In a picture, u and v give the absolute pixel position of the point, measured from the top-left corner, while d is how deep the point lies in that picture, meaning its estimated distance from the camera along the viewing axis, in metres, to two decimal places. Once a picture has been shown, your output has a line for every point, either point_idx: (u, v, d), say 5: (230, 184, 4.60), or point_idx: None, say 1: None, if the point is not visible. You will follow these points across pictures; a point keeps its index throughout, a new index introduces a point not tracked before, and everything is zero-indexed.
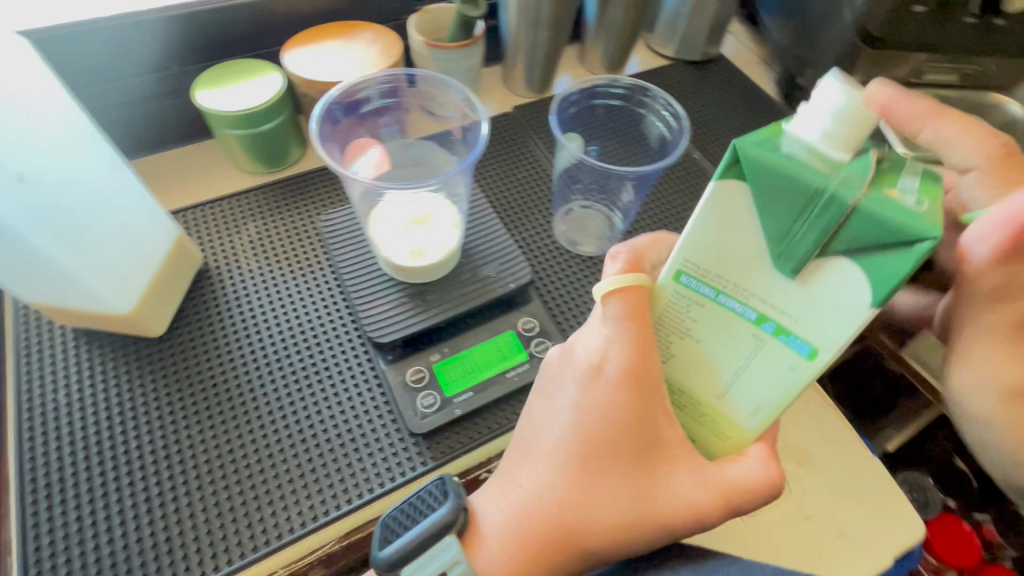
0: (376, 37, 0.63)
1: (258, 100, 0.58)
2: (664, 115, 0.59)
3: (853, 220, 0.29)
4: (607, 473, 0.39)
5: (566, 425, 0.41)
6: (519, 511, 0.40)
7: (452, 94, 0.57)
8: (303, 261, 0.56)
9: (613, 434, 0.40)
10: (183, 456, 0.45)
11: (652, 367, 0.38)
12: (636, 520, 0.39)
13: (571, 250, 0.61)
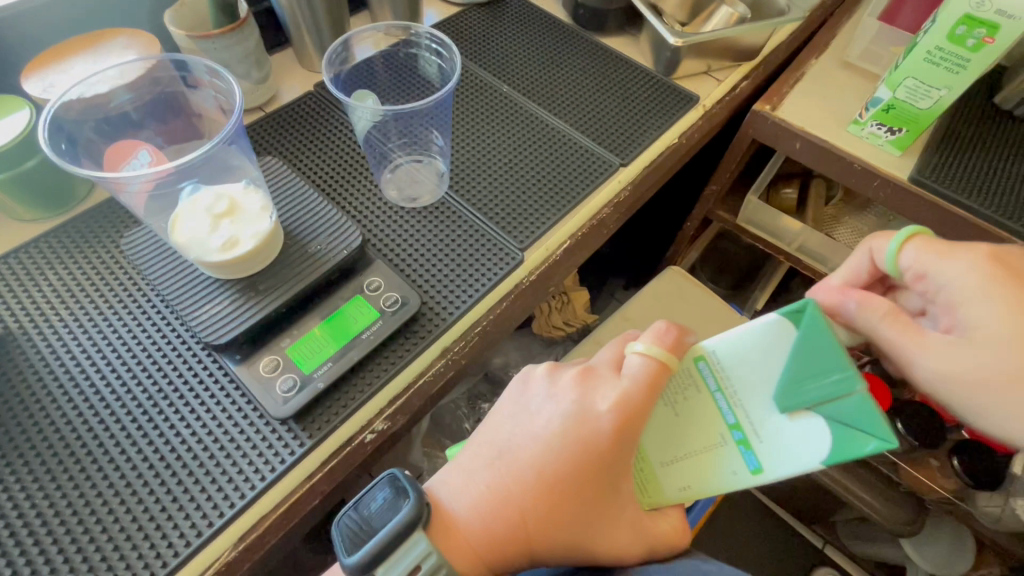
0: (129, 40, 0.58)
1: (8, 137, 0.52)
2: (433, 47, 0.62)
3: (845, 401, 0.34)
4: (569, 508, 0.43)
5: (547, 442, 0.44)
6: (492, 493, 0.44)
7: (194, 68, 0.54)
8: (122, 291, 0.52)
9: (585, 477, 0.43)
10: (32, 529, 0.42)
11: (640, 424, 0.43)
12: (567, 550, 0.43)
13: (408, 206, 0.62)
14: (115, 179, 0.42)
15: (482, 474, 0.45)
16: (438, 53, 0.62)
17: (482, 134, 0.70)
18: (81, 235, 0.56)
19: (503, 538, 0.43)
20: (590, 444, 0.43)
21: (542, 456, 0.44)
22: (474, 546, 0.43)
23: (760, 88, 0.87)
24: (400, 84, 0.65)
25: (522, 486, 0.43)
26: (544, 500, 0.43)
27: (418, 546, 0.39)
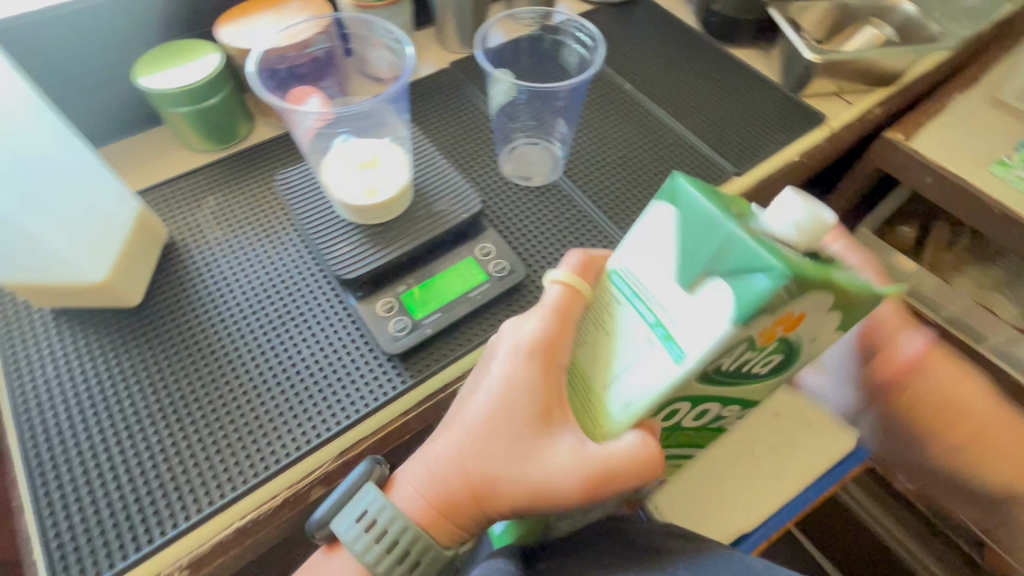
0: (305, 5, 0.65)
1: (200, 77, 0.60)
2: (579, 36, 0.65)
3: (733, 246, 0.30)
4: (494, 430, 0.41)
5: (483, 386, 0.43)
6: (431, 454, 0.43)
7: (375, 30, 0.62)
8: (269, 222, 0.59)
9: (508, 433, 0.40)
10: (175, 408, 0.48)
11: (561, 347, 0.41)
12: (509, 482, 0.40)
13: (522, 184, 0.65)
14: (291, 109, 0.48)
15: (428, 462, 0.43)
16: (583, 43, 0.65)
17: (601, 129, 0.71)
18: (238, 170, 0.64)
19: (455, 488, 0.41)
20: (518, 408, 0.40)
21: (481, 398, 0.42)
22: (422, 501, 0.42)
23: (893, 116, 0.83)
24: (539, 68, 0.68)
25: (454, 477, 0.41)
26: (470, 479, 0.41)
27: (368, 495, 0.43)
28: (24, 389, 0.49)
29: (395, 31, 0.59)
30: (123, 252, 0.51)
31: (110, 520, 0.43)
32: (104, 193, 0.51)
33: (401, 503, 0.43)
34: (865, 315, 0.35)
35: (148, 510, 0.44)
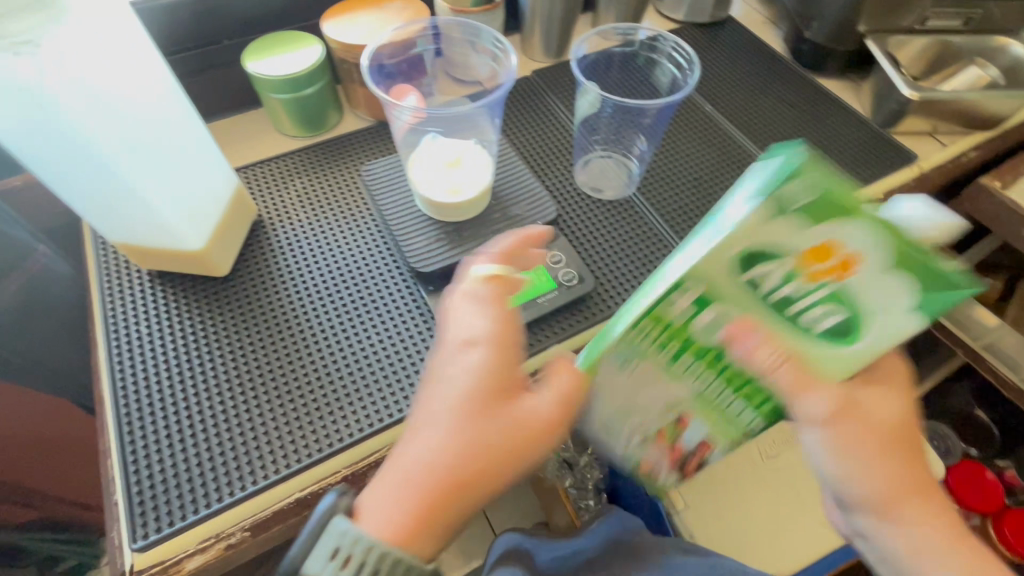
0: (405, 5, 0.68)
1: (302, 66, 0.63)
2: (675, 57, 0.65)
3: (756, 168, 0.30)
4: (466, 418, 0.38)
5: (449, 389, 0.38)
6: (405, 468, 0.37)
7: (475, 37, 0.64)
8: (350, 210, 0.61)
9: (466, 415, 0.38)
10: (252, 375, 0.51)
11: (514, 333, 0.40)
12: (489, 461, 0.37)
13: (594, 196, 0.65)
14: (393, 103, 0.51)
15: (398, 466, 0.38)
16: (677, 64, 0.65)
17: (679, 148, 0.71)
18: (325, 157, 0.67)
19: (440, 489, 0.37)
20: (460, 389, 0.38)
21: (445, 401, 0.38)
22: (407, 517, 0.36)
23: (988, 162, 0.79)
24: (629, 84, 0.69)
25: (420, 473, 0.37)
26: (433, 468, 0.37)
27: (336, 530, 0.36)
28: (119, 340, 0.52)
29: (492, 34, 0.61)
30: (222, 225, 0.54)
31: (185, 473, 0.46)
32: (212, 167, 0.53)
33: (380, 520, 0.37)
34: (910, 282, 0.30)
35: (219, 470, 0.46)
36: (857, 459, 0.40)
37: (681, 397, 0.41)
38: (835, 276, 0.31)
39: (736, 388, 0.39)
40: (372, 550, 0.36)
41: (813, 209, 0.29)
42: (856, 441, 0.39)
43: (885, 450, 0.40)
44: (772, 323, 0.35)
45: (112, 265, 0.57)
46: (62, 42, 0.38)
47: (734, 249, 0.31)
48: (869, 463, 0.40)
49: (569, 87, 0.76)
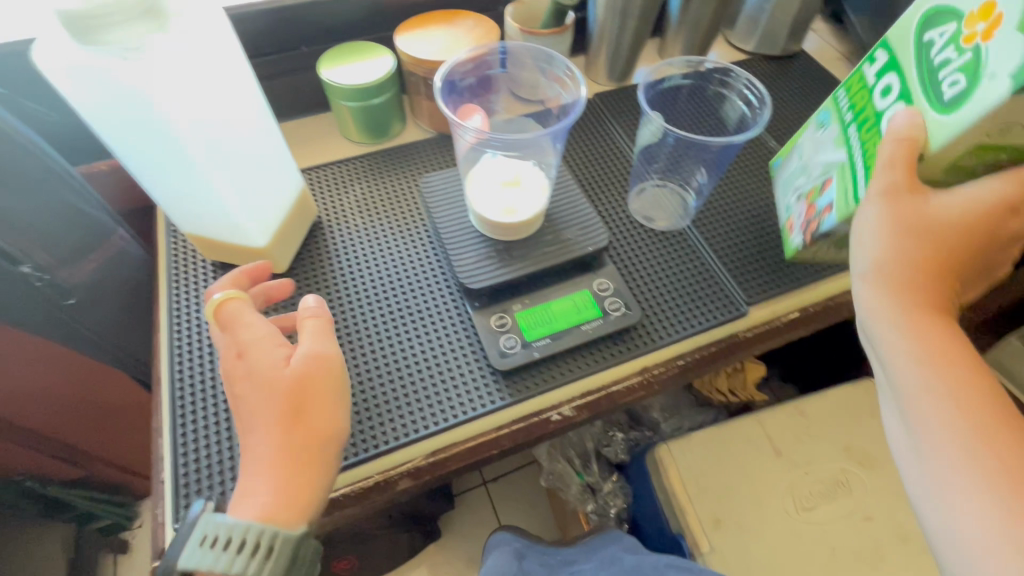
0: (476, 24, 0.69)
1: (372, 77, 0.65)
2: (746, 94, 0.65)
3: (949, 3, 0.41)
4: (268, 393, 0.41)
5: (254, 380, 0.42)
6: (256, 451, 0.40)
7: (546, 62, 0.64)
8: (405, 219, 0.63)
9: (257, 397, 0.41)
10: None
11: (242, 332, 0.45)
12: (315, 417, 0.42)
13: (646, 225, 0.64)
14: (457, 123, 0.52)
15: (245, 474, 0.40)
16: (749, 103, 0.65)
17: (739, 184, 0.69)
18: (385, 165, 0.69)
19: (290, 455, 0.40)
20: (267, 372, 0.42)
21: (252, 393, 0.42)
22: (273, 491, 0.39)
23: None
24: (694, 116, 0.69)
25: (254, 463, 0.40)
26: (253, 459, 0.40)
27: (202, 527, 0.39)
28: (179, 326, 0.55)
29: (562, 60, 0.62)
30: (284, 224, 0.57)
31: (227, 462, 0.48)
32: (280, 167, 0.56)
33: (250, 498, 0.39)
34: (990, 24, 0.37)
35: None
36: (919, 225, 0.42)
37: (836, 161, 0.52)
38: (980, 39, 0.38)
39: (866, 162, 0.47)
40: (253, 530, 0.38)
41: (969, 0, 0.39)
42: (933, 222, 0.42)
43: (964, 207, 0.42)
44: (919, 98, 0.43)
45: (179, 253, 0.60)
46: (166, 51, 0.40)
47: (919, 11, 0.44)
48: (931, 211, 0.43)
49: (631, 114, 0.75)
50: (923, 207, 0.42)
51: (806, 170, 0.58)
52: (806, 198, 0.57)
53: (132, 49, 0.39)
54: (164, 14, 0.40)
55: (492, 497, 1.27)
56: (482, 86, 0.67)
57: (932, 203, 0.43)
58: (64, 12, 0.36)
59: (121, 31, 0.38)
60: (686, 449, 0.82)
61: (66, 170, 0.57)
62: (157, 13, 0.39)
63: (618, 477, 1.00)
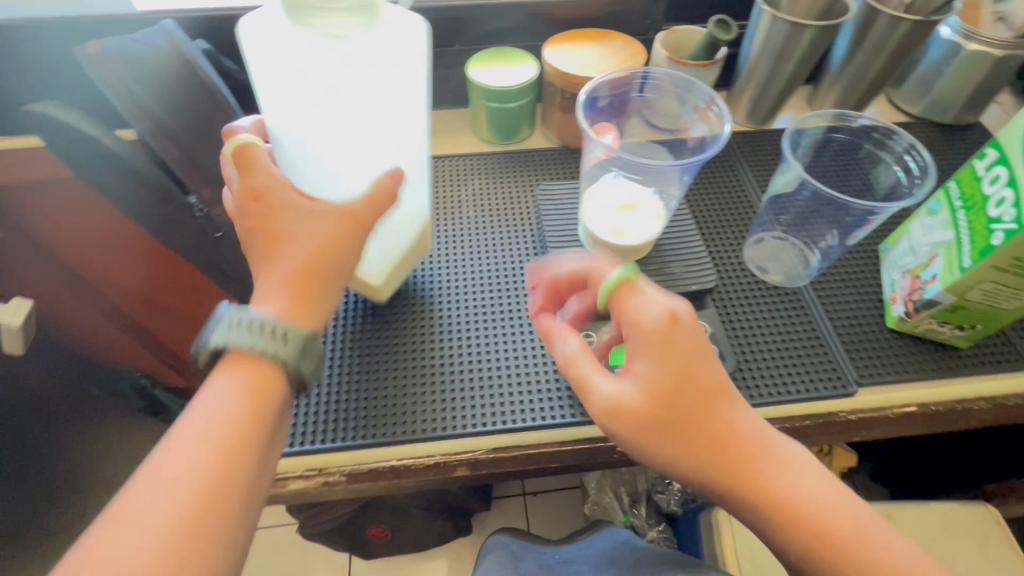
0: (625, 45, 0.70)
1: (513, 82, 0.68)
2: (905, 160, 0.60)
3: None
4: (285, 215, 0.42)
5: (276, 196, 0.42)
6: (272, 276, 0.41)
7: (690, 90, 0.64)
8: (515, 221, 0.65)
9: (289, 205, 0.42)
10: (375, 346, 0.55)
11: (258, 156, 0.44)
12: (322, 249, 0.41)
13: (759, 277, 0.61)
14: (590, 137, 0.53)
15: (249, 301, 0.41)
16: (909, 170, 0.59)
17: (874, 254, 0.63)
18: (506, 166, 0.71)
19: (302, 283, 0.41)
20: (288, 195, 0.43)
21: (272, 218, 0.42)
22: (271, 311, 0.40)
23: None
24: (839, 172, 0.65)
25: (267, 281, 0.41)
26: (275, 266, 0.41)
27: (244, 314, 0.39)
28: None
29: (710, 91, 0.61)
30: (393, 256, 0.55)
31: (310, 406, 0.51)
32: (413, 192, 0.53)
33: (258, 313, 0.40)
34: None
35: (336, 413, 0.51)
36: (662, 451, 0.39)
37: (943, 241, 0.52)
38: None
39: (974, 238, 0.48)
40: (266, 322, 0.39)
41: None
42: (658, 446, 0.39)
43: (646, 416, 0.39)
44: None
45: None
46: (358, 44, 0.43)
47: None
48: (644, 436, 0.40)
49: (766, 161, 0.72)
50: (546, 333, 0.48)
51: (910, 249, 0.57)
52: (909, 273, 0.56)
53: (333, 35, 0.43)
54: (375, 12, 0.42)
55: (528, 511, 1.27)
56: (619, 109, 0.67)
57: (624, 406, 0.40)
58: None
59: (327, 16, 0.41)
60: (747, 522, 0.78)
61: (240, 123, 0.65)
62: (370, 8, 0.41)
63: (665, 528, 0.95)
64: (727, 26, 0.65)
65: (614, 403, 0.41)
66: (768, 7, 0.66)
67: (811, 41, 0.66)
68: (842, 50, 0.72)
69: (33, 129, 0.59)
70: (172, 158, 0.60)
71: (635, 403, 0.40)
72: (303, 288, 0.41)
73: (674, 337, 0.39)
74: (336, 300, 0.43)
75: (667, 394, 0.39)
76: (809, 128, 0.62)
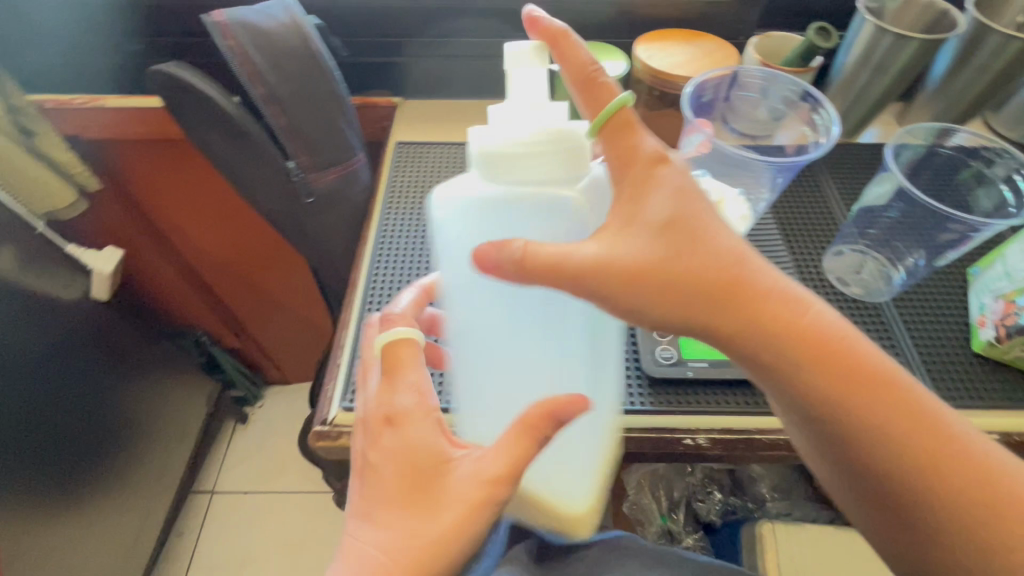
0: (716, 47, 0.70)
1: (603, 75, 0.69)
2: (1013, 181, 0.58)
3: None
4: (418, 475, 0.39)
5: (415, 442, 0.40)
6: (389, 548, 0.38)
7: (779, 86, 0.64)
8: None
9: (451, 496, 0.39)
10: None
11: (404, 380, 0.41)
12: (447, 533, 0.38)
13: (840, 289, 0.60)
14: None
15: (365, 553, 0.39)
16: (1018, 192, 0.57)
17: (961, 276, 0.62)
18: None
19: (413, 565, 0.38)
20: (427, 437, 0.40)
21: (402, 454, 0.39)
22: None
23: None
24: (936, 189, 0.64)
25: (380, 541, 0.39)
26: (420, 517, 0.39)
27: None
28: (382, 258, 0.67)
29: (815, 91, 0.61)
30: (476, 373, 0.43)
31: None
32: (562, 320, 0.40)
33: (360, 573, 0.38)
34: None
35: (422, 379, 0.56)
36: (646, 292, 0.36)
37: None
38: None
39: None
40: None
41: None
42: (650, 288, 0.36)
43: (642, 261, 0.35)
44: None
45: (393, 198, 0.74)
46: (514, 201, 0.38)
47: None
48: (636, 281, 0.35)
49: (852, 175, 0.71)
50: (549, 263, 0.34)
51: (1004, 274, 0.55)
52: (1003, 297, 0.54)
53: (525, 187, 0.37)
54: (585, 169, 0.38)
55: None
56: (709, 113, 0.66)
57: (615, 259, 0.35)
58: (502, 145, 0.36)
59: (531, 167, 0.37)
60: (793, 537, 0.77)
61: (341, 96, 0.68)
62: (577, 163, 0.37)
63: (701, 536, 0.96)
64: (827, 33, 0.64)
65: (604, 259, 0.35)
66: (871, 16, 0.65)
67: (913, 53, 0.64)
68: (943, 67, 0.70)
69: (155, 88, 0.63)
70: (279, 124, 0.64)
71: (625, 250, 0.35)
72: (418, 570, 0.38)
73: (659, 171, 0.38)
74: None
75: (664, 232, 0.36)
76: (910, 139, 0.62)
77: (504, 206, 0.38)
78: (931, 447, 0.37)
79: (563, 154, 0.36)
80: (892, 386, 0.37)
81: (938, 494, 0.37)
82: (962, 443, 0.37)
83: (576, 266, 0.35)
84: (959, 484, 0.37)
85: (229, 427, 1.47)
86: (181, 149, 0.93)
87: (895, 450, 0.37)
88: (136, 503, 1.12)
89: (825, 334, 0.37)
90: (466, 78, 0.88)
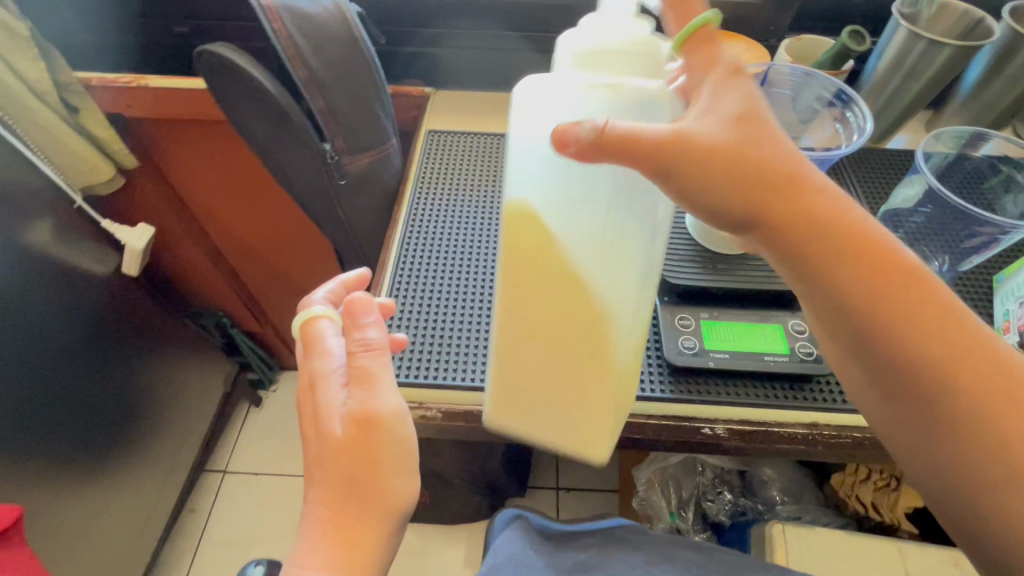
0: (749, 48, 0.71)
1: None
2: None
3: None
4: (324, 429, 0.46)
5: (324, 402, 0.47)
6: (315, 495, 0.46)
7: (808, 84, 0.65)
8: None
9: (388, 440, 0.45)
10: (481, 301, 0.63)
11: (309, 355, 0.49)
12: (357, 466, 0.45)
13: None
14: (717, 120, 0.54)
15: (315, 507, 0.46)
16: None
17: (986, 283, 0.61)
18: None
19: (335, 497, 0.45)
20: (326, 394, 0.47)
21: (316, 416, 0.47)
22: (317, 522, 0.46)
23: None
24: (962, 194, 0.64)
25: (311, 492, 0.46)
26: (339, 460, 0.45)
27: None
28: (410, 240, 0.68)
29: (849, 90, 0.62)
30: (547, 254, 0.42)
31: (424, 349, 0.59)
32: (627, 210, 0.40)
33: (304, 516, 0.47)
34: None
35: (450, 359, 0.59)
36: (712, 176, 0.38)
37: None
38: None
39: None
40: None
41: None
42: (716, 175, 0.38)
43: (725, 146, 0.37)
44: None
45: (423, 183, 0.75)
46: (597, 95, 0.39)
47: None
48: (710, 162, 0.37)
49: (878, 179, 0.71)
50: (625, 136, 0.35)
51: None
52: None
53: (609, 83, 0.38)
54: (660, 77, 0.39)
55: (561, 506, 1.29)
56: None
57: (698, 138, 0.37)
58: (592, 43, 0.39)
59: (612, 69, 0.39)
60: (802, 538, 0.77)
61: (379, 83, 0.70)
62: (653, 67, 0.39)
63: (708, 535, 0.97)
64: (862, 37, 0.65)
65: (682, 136, 0.36)
66: (905, 22, 0.66)
67: (946, 60, 0.65)
68: (975, 76, 0.70)
69: (201, 69, 0.66)
70: (318, 107, 0.66)
71: (704, 134, 0.37)
72: (341, 502, 0.45)
73: (737, 80, 0.39)
74: (371, 518, 0.45)
75: (737, 125, 0.38)
76: (937, 146, 0.62)
77: (583, 94, 0.39)
78: (965, 366, 0.38)
79: (639, 59, 0.39)
80: (936, 307, 0.39)
81: (963, 410, 0.38)
82: (1006, 374, 0.38)
83: (649, 143, 0.36)
84: (991, 403, 0.37)
85: (243, 408, 1.50)
86: (222, 134, 0.96)
87: (927, 363, 0.39)
88: (154, 476, 1.15)
89: (874, 237, 0.40)
90: (496, 72, 0.89)
